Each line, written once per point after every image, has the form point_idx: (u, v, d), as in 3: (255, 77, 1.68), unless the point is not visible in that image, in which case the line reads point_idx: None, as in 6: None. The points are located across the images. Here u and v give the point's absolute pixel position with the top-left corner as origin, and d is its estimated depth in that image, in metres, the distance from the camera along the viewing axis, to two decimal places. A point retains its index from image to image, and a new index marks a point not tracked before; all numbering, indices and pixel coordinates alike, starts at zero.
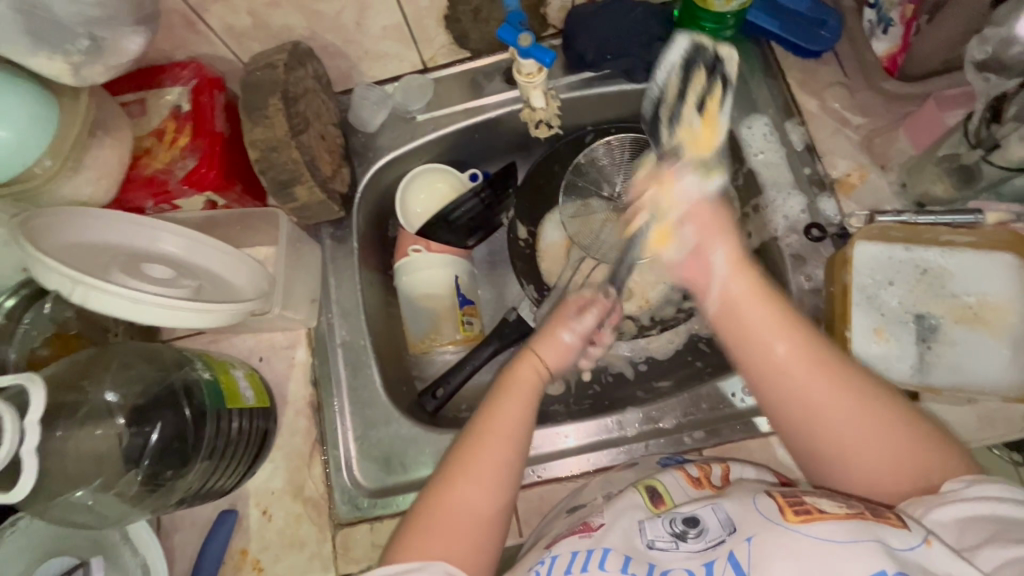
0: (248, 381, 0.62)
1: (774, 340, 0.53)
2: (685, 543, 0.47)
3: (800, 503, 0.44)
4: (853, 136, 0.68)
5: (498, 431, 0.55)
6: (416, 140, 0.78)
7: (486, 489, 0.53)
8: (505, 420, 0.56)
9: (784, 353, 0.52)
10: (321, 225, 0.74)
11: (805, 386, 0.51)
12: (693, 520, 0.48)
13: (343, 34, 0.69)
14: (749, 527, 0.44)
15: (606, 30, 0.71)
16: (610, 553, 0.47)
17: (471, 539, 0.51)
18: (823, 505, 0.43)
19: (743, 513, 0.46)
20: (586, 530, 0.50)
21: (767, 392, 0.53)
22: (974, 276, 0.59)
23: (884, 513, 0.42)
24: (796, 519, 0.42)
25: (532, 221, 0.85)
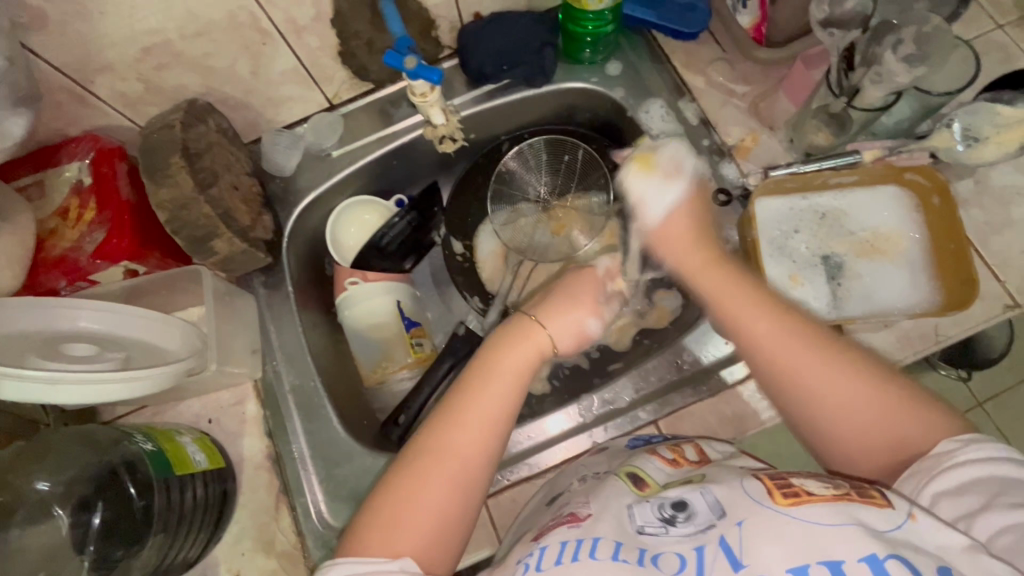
0: (197, 446, 0.61)
1: (752, 321, 0.51)
2: (675, 528, 0.44)
3: (788, 486, 0.42)
4: (741, 104, 0.73)
5: (483, 396, 0.52)
6: (336, 176, 0.79)
7: (466, 462, 0.49)
8: (487, 400, 0.52)
9: (764, 329, 0.50)
10: (252, 274, 0.74)
11: (784, 353, 0.49)
12: (681, 504, 0.46)
13: (241, 84, 0.69)
14: (740, 512, 0.41)
15: (498, 42, 0.75)
16: (600, 541, 0.43)
17: (438, 536, 0.47)
18: (811, 487, 0.42)
19: (732, 497, 0.43)
20: (573, 522, 0.47)
21: (756, 364, 0.51)
22: (866, 211, 0.64)
23: (869, 493, 0.40)
24: (785, 502, 0.40)
25: (466, 234, 0.87)
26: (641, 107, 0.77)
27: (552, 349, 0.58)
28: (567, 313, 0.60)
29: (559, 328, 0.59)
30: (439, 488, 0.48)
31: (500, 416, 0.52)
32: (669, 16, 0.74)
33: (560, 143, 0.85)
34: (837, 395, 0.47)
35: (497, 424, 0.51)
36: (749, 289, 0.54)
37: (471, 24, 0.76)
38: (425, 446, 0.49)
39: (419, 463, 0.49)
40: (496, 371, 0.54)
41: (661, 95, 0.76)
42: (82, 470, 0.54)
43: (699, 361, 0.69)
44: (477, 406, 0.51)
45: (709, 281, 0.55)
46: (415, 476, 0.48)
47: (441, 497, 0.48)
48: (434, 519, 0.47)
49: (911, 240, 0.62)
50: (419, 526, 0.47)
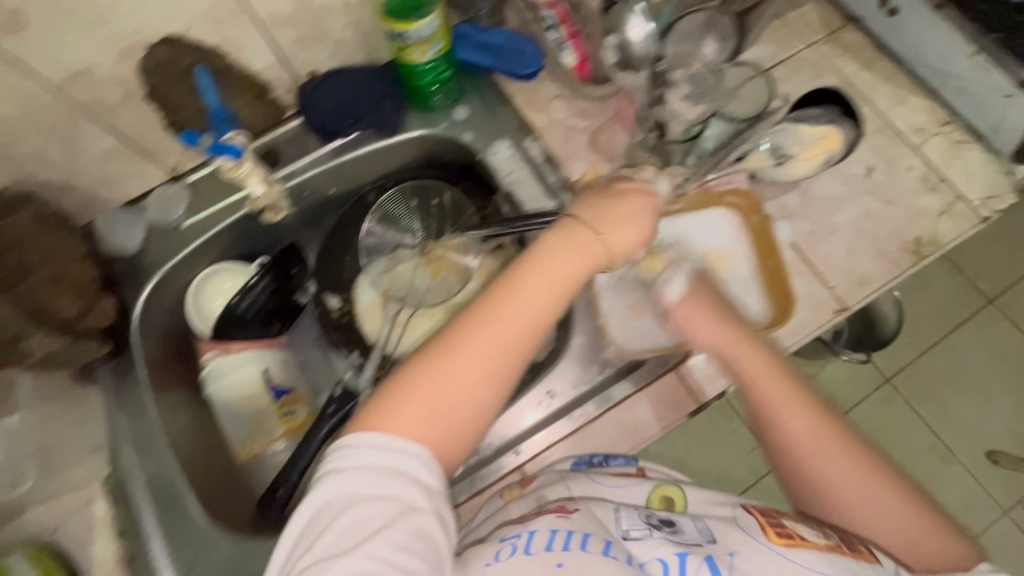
0: (32, 563, 0.58)
1: (795, 407, 0.55)
2: (660, 531, 0.50)
3: (781, 526, 0.50)
4: (584, 138, 0.75)
5: (515, 309, 0.50)
6: (186, 246, 0.76)
7: (491, 372, 0.49)
8: (522, 303, 0.50)
9: (802, 430, 0.54)
10: (97, 363, 0.70)
11: (804, 446, 0.54)
12: (669, 521, 0.51)
13: (61, 168, 0.67)
14: (730, 542, 0.49)
15: (336, 99, 0.75)
16: (590, 536, 0.48)
17: (454, 437, 0.47)
18: (803, 532, 0.49)
19: (726, 529, 0.50)
20: (562, 512, 0.51)
21: (780, 448, 0.55)
22: (699, 235, 0.69)
23: (858, 549, 0.49)
24: (776, 540, 0.48)
25: (342, 287, 0.84)
26: (490, 148, 0.78)
27: (608, 249, 0.54)
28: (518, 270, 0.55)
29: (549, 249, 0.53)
30: (474, 381, 0.48)
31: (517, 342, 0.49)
32: (502, 59, 0.75)
33: (423, 187, 0.84)
34: (888, 519, 0.51)
35: (534, 320, 0.50)
36: (791, 388, 0.56)
37: (305, 83, 0.75)
38: (450, 332, 0.50)
39: (429, 364, 0.48)
40: (557, 260, 0.52)
41: (508, 136, 0.78)
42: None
43: (568, 398, 0.68)
44: (481, 329, 0.49)
45: (749, 360, 0.58)
46: (438, 358, 0.48)
47: (468, 391, 0.48)
48: (447, 417, 0.47)
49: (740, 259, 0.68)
50: (460, 407, 0.47)
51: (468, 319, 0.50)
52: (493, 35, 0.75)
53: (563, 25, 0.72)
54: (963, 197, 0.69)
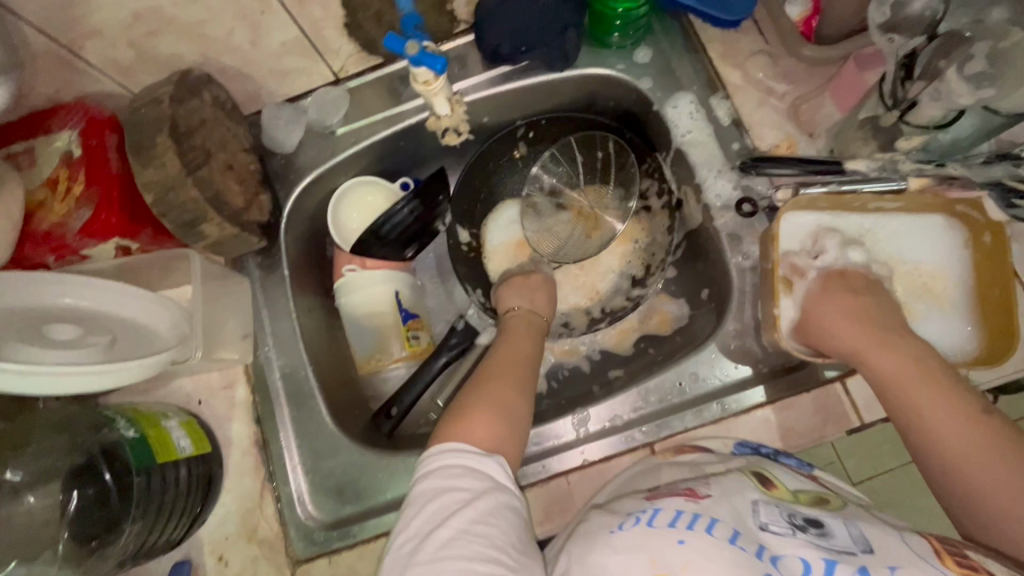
0: (183, 429, 0.61)
1: (924, 391, 0.50)
2: (803, 533, 0.43)
3: (964, 556, 0.41)
4: (779, 106, 0.66)
5: (512, 349, 0.64)
6: (337, 155, 0.75)
7: (510, 392, 0.57)
8: (517, 342, 0.65)
9: (943, 432, 0.48)
10: (247, 256, 0.72)
11: (923, 423, 0.49)
12: (816, 521, 0.45)
13: (240, 54, 0.65)
14: (895, 556, 0.41)
15: (513, 20, 0.67)
16: (717, 522, 0.43)
17: (512, 435, 0.54)
18: (991, 566, 0.40)
19: (884, 542, 0.43)
20: (691, 496, 0.46)
21: (926, 456, 0.50)
22: (904, 240, 0.61)
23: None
24: (956, 569, 0.39)
25: (474, 223, 0.81)
26: (669, 100, 0.70)
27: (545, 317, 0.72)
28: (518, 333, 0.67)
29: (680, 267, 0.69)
30: (504, 389, 0.57)
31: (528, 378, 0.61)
32: (710, 1, 0.65)
33: (579, 129, 0.78)
34: None
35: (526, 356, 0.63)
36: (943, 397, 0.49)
37: None
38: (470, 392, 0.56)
39: (482, 382, 0.58)
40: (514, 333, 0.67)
41: (692, 89, 0.70)
42: (80, 462, 0.53)
43: (709, 384, 0.65)
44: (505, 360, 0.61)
45: (884, 359, 0.53)
46: (484, 377, 0.59)
47: (509, 393, 0.57)
48: (511, 408, 0.56)
49: (950, 280, 0.59)
50: (497, 411, 0.54)
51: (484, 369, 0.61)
52: None
53: None
54: None
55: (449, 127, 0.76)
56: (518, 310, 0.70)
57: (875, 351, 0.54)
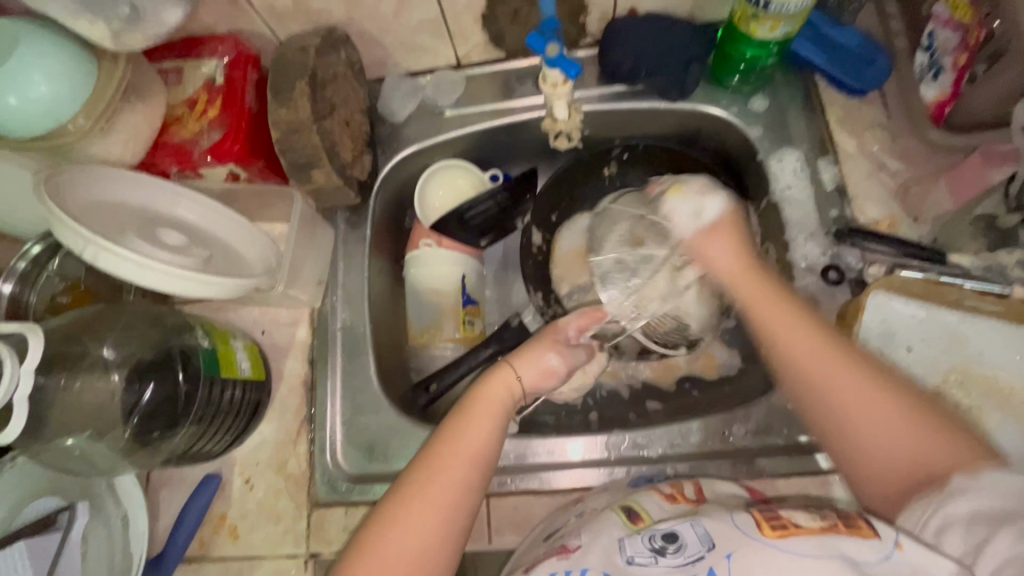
0: (246, 352, 0.64)
1: (794, 343, 0.55)
2: (664, 558, 0.46)
3: (776, 519, 0.45)
4: (889, 183, 0.65)
5: (467, 446, 0.54)
6: (440, 134, 0.78)
7: (435, 516, 0.51)
8: (475, 427, 0.55)
9: (800, 346, 0.54)
10: (337, 209, 0.75)
11: (816, 373, 0.53)
12: (672, 536, 0.47)
13: (380, 23, 0.69)
14: (729, 543, 0.44)
15: (646, 43, 0.69)
16: (588, 575, 0.46)
17: (419, 570, 0.49)
18: (798, 520, 0.45)
19: (721, 528, 0.46)
20: (563, 553, 0.49)
21: (787, 374, 0.55)
22: (1000, 348, 0.56)
23: (856, 524, 0.43)
24: (773, 535, 0.43)
25: (549, 228, 0.81)
26: (775, 153, 0.69)
27: (524, 390, 0.59)
28: (483, 418, 0.56)
29: (529, 373, 0.60)
30: (422, 512, 0.51)
31: (467, 509, 0.52)
32: (840, 65, 0.66)
33: (677, 160, 0.77)
34: (893, 437, 0.50)
35: (480, 455, 0.54)
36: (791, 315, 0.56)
37: (624, 17, 0.70)
38: (399, 496, 0.51)
39: (392, 516, 0.50)
40: (471, 427, 0.55)
41: (801, 147, 0.69)
42: (157, 359, 0.57)
43: (749, 440, 0.64)
44: (427, 489, 0.52)
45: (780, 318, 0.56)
46: (398, 508, 0.51)
47: (425, 538, 0.50)
48: (423, 558, 0.50)
49: None
50: (394, 567, 0.49)
51: (422, 461, 0.53)
52: (845, 33, 0.66)
53: (960, 53, 0.58)
54: None
55: (562, 132, 0.76)
56: (493, 371, 0.59)
57: (766, 316, 0.57)
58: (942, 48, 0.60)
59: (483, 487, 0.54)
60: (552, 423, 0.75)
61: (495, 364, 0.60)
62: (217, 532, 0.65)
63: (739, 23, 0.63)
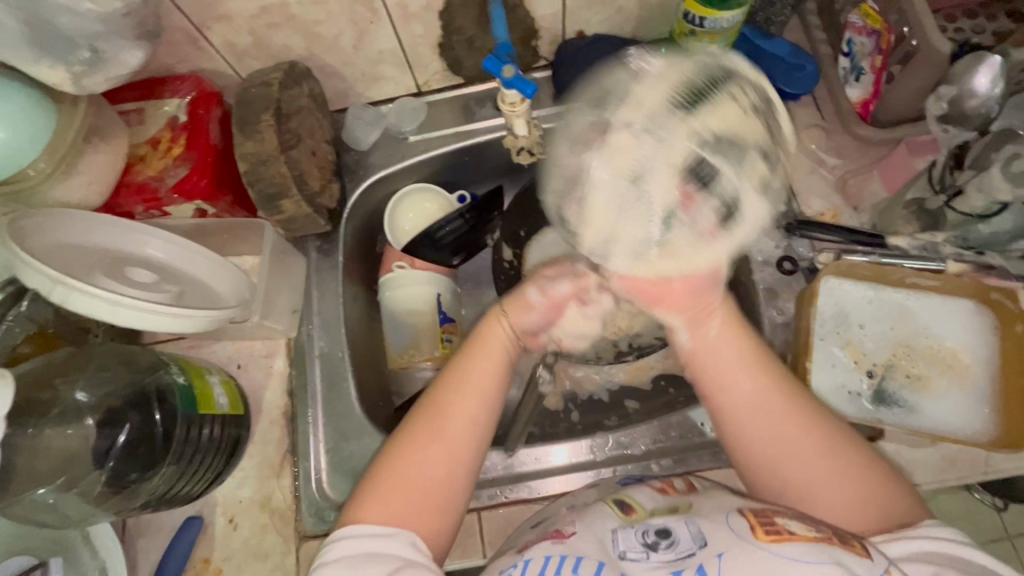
0: (222, 388, 0.63)
1: (740, 393, 0.58)
2: (656, 554, 0.47)
3: (771, 523, 0.46)
4: (829, 177, 0.69)
5: (469, 385, 0.59)
6: (406, 159, 0.80)
7: (446, 449, 0.55)
8: (478, 365, 0.60)
9: (747, 395, 0.58)
10: (308, 238, 0.76)
11: (777, 441, 0.55)
12: (665, 531, 0.49)
13: (341, 56, 0.71)
14: (720, 543, 0.45)
15: (593, 64, 0.74)
16: (584, 559, 0.47)
17: (433, 509, 0.53)
18: (791, 527, 0.46)
19: (714, 529, 0.47)
20: (557, 537, 0.50)
21: (744, 452, 0.57)
22: (940, 321, 0.61)
23: (850, 542, 0.45)
24: (766, 539, 0.44)
25: (517, 243, 0.84)
26: None
27: (516, 333, 0.63)
28: (479, 347, 0.62)
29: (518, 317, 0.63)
30: (429, 448, 0.55)
31: (480, 443, 0.57)
32: (774, 73, 0.70)
33: None
34: (834, 480, 0.53)
35: (487, 391, 0.59)
36: (747, 368, 0.59)
37: (572, 40, 0.75)
38: (415, 429, 0.56)
39: (401, 452, 0.54)
40: (472, 367, 0.60)
41: None
42: (129, 402, 0.55)
43: None
44: (435, 425, 0.56)
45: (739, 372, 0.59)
46: (412, 443, 0.55)
47: (433, 477, 0.54)
48: (437, 487, 0.53)
49: (987, 368, 0.59)
50: (414, 493, 0.52)
51: (431, 400, 0.58)
52: (773, 44, 0.70)
53: (874, 59, 0.64)
54: None
55: (524, 148, 0.77)
56: (495, 320, 0.63)
57: (730, 377, 0.59)
58: (859, 53, 0.67)
59: (489, 427, 0.58)
60: (537, 432, 0.76)
61: (490, 312, 0.65)
62: None
63: (678, 39, 0.67)
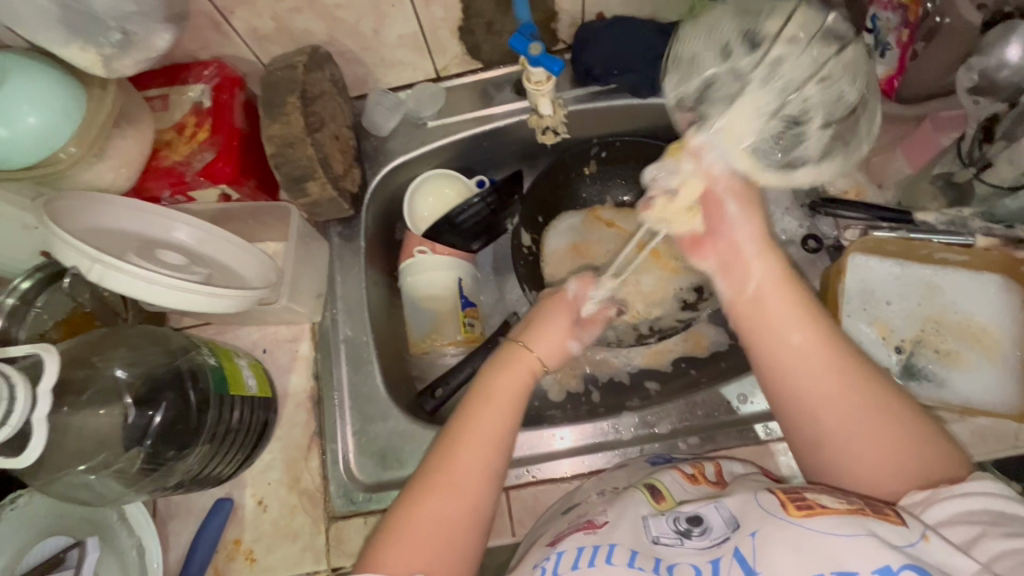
0: (251, 370, 0.64)
1: (792, 333, 0.52)
2: (690, 541, 0.47)
3: (801, 499, 0.44)
4: None
5: (477, 431, 0.55)
6: (426, 145, 0.80)
7: (460, 498, 0.52)
8: (491, 410, 0.56)
9: (799, 342, 0.51)
10: (330, 223, 0.76)
11: (820, 389, 0.50)
12: (697, 519, 0.48)
13: (361, 40, 0.71)
14: (753, 522, 0.44)
15: (613, 46, 0.74)
16: (616, 548, 0.47)
17: (446, 556, 0.50)
18: (824, 501, 0.43)
19: (746, 509, 0.46)
20: (590, 529, 0.50)
21: (776, 392, 0.52)
22: (967, 294, 0.61)
23: (884, 510, 0.42)
24: (799, 514, 0.42)
25: (536, 229, 0.85)
26: None
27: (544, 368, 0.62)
28: (553, 333, 0.62)
29: (545, 347, 0.62)
30: (446, 495, 0.52)
31: (477, 496, 0.53)
32: None
33: (652, 153, 0.82)
34: (874, 442, 0.47)
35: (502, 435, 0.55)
36: (798, 304, 0.53)
37: (591, 22, 0.75)
38: (426, 480, 0.53)
39: (413, 501, 0.52)
40: (483, 411, 0.56)
41: None
42: (162, 383, 0.56)
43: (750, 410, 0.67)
44: (450, 475, 0.53)
45: (781, 308, 0.53)
46: (423, 492, 0.52)
47: (444, 526, 0.51)
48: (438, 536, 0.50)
49: (1016, 341, 0.59)
50: (414, 549, 0.49)
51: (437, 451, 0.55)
52: None
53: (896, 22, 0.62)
54: None
55: (548, 128, 0.77)
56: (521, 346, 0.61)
57: (780, 326, 0.52)
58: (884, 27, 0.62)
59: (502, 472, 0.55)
60: (560, 415, 0.76)
61: (508, 347, 0.62)
62: (232, 558, 0.63)
63: None
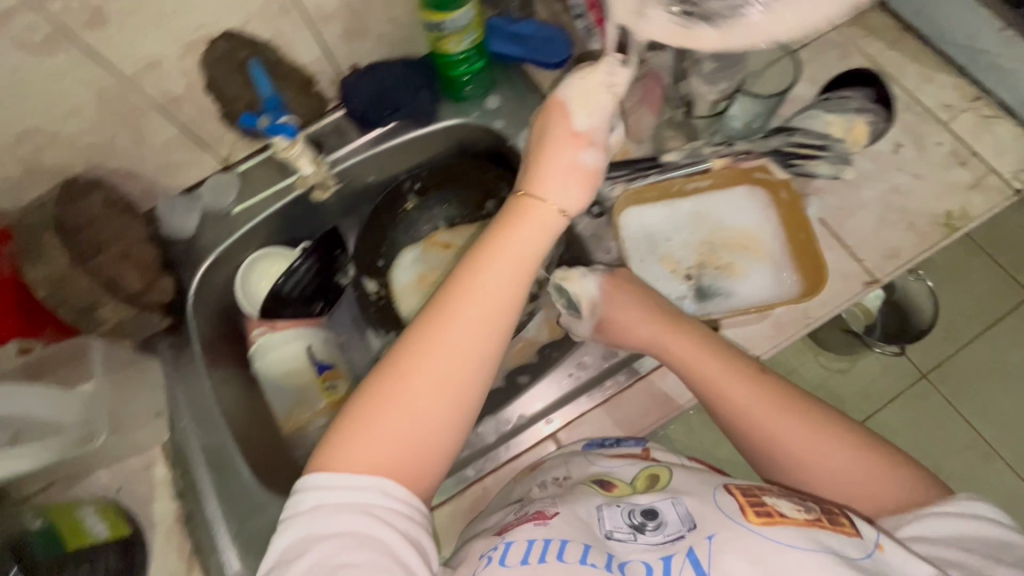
0: (101, 515, 0.65)
1: (727, 391, 0.56)
2: (642, 535, 0.48)
3: (761, 505, 0.46)
4: None
5: (461, 316, 0.47)
6: (235, 234, 0.80)
7: (442, 402, 0.46)
8: (489, 283, 0.48)
9: (743, 400, 0.55)
10: (156, 338, 0.76)
11: (771, 432, 0.54)
12: (652, 512, 0.49)
13: (128, 156, 0.72)
14: (709, 525, 0.45)
15: (377, 89, 0.78)
16: (568, 543, 0.46)
17: (420, 462, 0.45)
18: (783, 508, 0.46)
19: (703, 510, 0.47)
20: (540, 518, 0.50)
21: (739, 438, 0.56)
22: (727, 212, 0.69)
23: (839, 523, 0.45)
24: (756, 520, 0.44)
25: (380, 274, 0.87)
26: (521, 134, 0.81)
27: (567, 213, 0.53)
28: (557, 151, 0.54)
29: (545, 175, 0.53)
30: (422, 395, 0.45)
31: (470, 389, 0.47)
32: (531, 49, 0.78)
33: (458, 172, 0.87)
34: (840, 468, 0.51)
35: (502, 309, 0.48)
36: (725, 365, 0.57)
37: (348, 76, 0.79)
38: (394, 363, 0.46)
39: (365, 409, 0.45)
40: (480, 282, 0.48)
41: None
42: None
43: (601, 368, 0.70)
44: (412, 364, 0.46)
45: (713, 368, 0.57)
46: (382, 388, 0.45)
47: (428, 421, 0.45)
48: (426, 444, 0.45)
49: (773, 237, 0.68)
50: (389, 454, 0.44)
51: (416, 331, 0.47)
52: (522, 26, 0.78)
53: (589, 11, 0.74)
54: (994, 170, 0.69)
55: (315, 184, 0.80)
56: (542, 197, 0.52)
57: (723, 385, 0.56)
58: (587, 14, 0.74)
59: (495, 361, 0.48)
60: None
61: (516, 199, 0.53)
62: None
63: (435, 45, 0.74)
